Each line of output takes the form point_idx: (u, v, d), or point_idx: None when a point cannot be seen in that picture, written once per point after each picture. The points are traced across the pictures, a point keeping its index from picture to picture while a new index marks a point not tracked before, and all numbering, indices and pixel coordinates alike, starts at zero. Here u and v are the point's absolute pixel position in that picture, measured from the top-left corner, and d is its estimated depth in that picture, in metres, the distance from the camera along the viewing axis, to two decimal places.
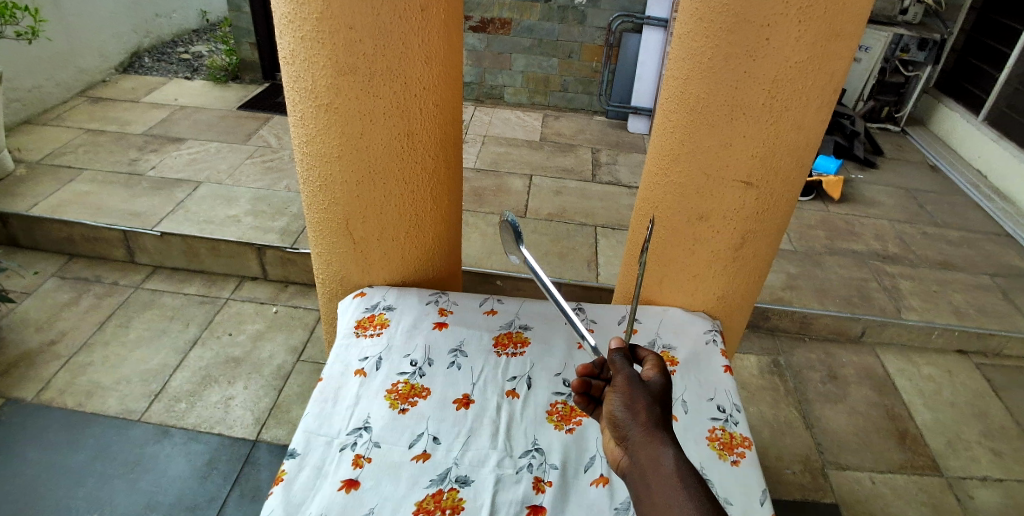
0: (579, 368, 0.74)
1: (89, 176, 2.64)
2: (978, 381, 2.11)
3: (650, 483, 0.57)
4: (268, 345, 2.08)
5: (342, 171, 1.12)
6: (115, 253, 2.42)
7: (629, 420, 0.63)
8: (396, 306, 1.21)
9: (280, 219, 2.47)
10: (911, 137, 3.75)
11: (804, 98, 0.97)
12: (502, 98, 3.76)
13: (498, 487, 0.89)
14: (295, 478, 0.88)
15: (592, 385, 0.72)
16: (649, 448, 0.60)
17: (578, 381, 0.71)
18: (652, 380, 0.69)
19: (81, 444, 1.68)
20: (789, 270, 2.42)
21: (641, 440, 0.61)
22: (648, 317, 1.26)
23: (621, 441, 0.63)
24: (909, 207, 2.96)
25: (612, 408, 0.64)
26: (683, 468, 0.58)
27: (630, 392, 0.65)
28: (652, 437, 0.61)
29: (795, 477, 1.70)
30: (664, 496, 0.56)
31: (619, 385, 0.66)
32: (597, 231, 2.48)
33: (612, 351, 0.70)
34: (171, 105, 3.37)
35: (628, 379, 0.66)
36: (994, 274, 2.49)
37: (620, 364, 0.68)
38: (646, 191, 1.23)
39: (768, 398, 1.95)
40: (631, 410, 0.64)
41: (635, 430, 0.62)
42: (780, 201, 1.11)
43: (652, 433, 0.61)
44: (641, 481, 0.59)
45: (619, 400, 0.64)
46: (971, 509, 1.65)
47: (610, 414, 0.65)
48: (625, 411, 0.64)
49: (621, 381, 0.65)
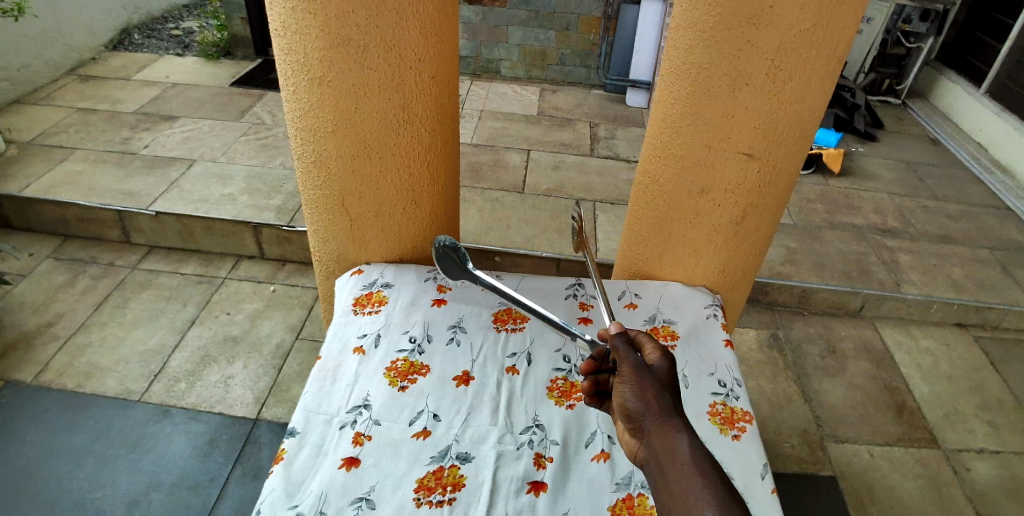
0: (583, 366, 0.76)
1: (81, 156, 2.60)
2: (975, 355, 2.12)
3: (664, 468, 0.60)
4: (267, 324, 2.08)
5: (338, 147, 1.09)
6: (110, 233, 2.39)
7: (641, 410, 0.66)
8: (394, 283, 1.20)
9: (276, 197, 2.44)
10: (912, 110, 3.70)
11: (808, 68, 0.95)
12: (499, 72, 3.70)
13: (499, 463, 0.89)
14: (295, 457, 0.88)
15: (600, 379, 0.75)
16: (664, 436, 0.62)
17: (587, 379, 0.75)
18: (658, 365, 0.71)
19: (82, 425, 1.68)
20: (789, 244, 2.41)
21: (655, 430, 0.63)
22: (648, 292, 1.25)
23: (637, 431, 0.65)
24: (910, 180, 2.94)
25: (623, 400, 0.67)
26: (699, 453, 0.59)
27: (639, 381, 0.67)
28: (665, 425, 0.63)
29: (794, 450, 1.71)
30: (677, 480, 0.58)
31: (626, 376, 0.69)
32: (597, 207, 2.46)
33: (616, 341, 0.73)
34: (162, 83, 3.31)
35: (634, 369, 0.69)
36: (993, 248, 2.49)
37: (625, 354, 0.71)
38: (645, 164, 1.20)
39: (767, 372, 1.96)
40: (643, 400, 0.66)
41: (648, 420, 0.65)
42: (781, 173, 1.10)
43: (663, 420, 0.64)
44: (657, 468, 0.61)
45: (629, 391, 0.67)
46: (966, 480, 1.67)
47: (623, 406, 0.67)
48: (636, 402, 0.66)
49: (628, 371, 0.68)
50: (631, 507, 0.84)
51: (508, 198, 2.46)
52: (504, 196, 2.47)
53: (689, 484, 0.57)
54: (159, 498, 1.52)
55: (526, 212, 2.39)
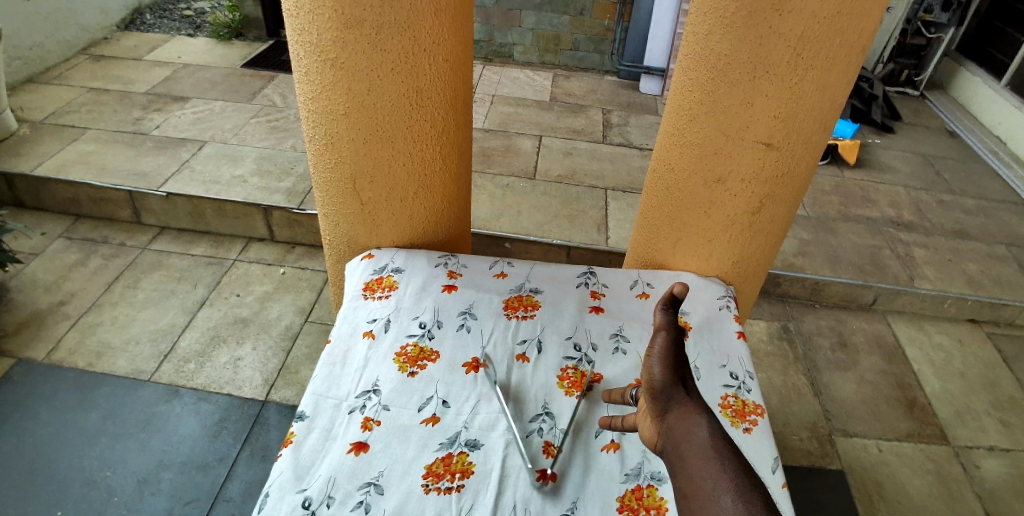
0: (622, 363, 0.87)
1: (93, 136, 2.60)
2: (989, 352, 2.08)
3: (683, 450, 0.62)
4: (276, 307, 2.08)
5: (350, 130, 1.08)
6: (122, 213, 2.40)
7: (668, 388, 0.69)
8: (405, 268, 1.19)
9: (287, 180, 2.44)
10: (930, 101, 3.62)
11: (832, 56, 0.92)
12: (511, 57, 3.65)
13: (508, 451, 0.88)
14: (304, 441, 0.88)
15: None
16: (685, 418, 0.65)
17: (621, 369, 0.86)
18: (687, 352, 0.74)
19: (93, 404, 1.70)
20: (802, 236, 2.38)
21: (678, 412, 0.66)
22: (661, 282, 1.23)
23: (661, 412, 0.69)
24: (927, 173, 2.89)
25: (652, 375, 0.70)
26: (715, 436, 0.62)
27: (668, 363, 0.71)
28: (687, 408, 0.66)
29: (802, 443, 1.70)
30: (693, 458, 0.60)
31: (657, 352, 0.72)
32: (608, 194, 2.44)
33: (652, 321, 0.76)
34: (174, 63, 3.29)
35: (666, 345, 0.72)
36: (1010, 244, 2.44)
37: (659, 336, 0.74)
38: (660, 152, 1.18)
39: (777, 364, 1.94)
40: (671, 381, 0.69)
41: (672, 401, 0.68)
42: (799, 163, 1.07)
43: (688, 404, 0.67)
44: (675, 446, 0.64)
45: (658, 367, 0.70)
46: (976, 478, 1.65)
47: (650, 382, 0.71)
48: (664, 380, 0.69)
49: (659, 351, 0.71)
50: (641, 498, 0.83)
51: (518, 185, 2.44)
52: (515, 182, 2.45)
53: (704, 463, 0.59)
54: (168, 477, 1.54)
55: (537, 199, 2.37)
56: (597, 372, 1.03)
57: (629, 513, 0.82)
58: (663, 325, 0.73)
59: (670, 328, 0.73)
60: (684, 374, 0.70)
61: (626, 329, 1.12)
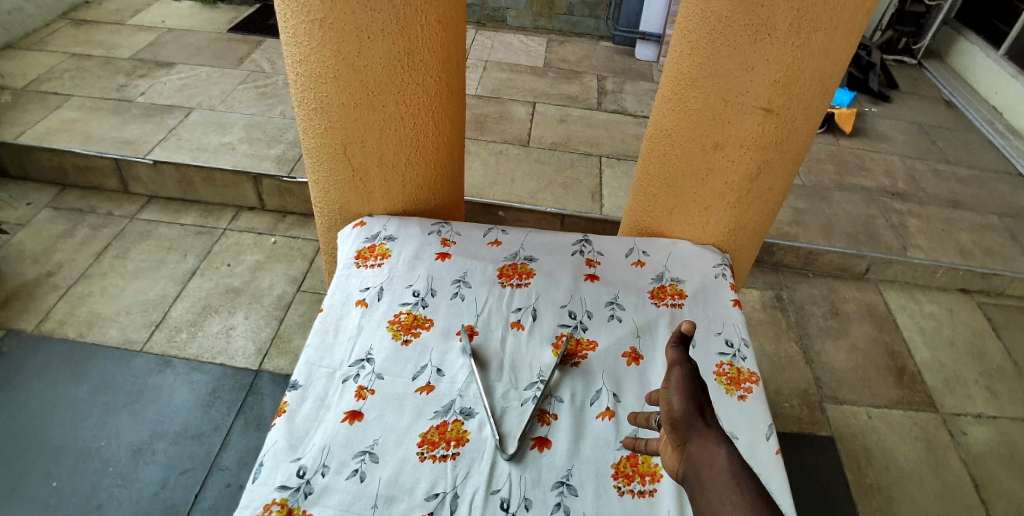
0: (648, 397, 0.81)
1: (77, 103, 2.53)
2: (978, 321, 2.11)
3: (705, 480, 0.58)
4: (267, 276, 2.06)
5: (340, 94, 1.05)
6: (109, 182, 2.35)
7: (688, 417, 0.65)
8: (397, 236, 1.17)
9: (276, 147, 2.39)
10: (927, 71, 3.57)
11: (839, 19, 0.89)
12: (504, 22, 3.55)
13: (503, 419, 0.88)
14: (298, 410, 0.87)
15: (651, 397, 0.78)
16: (704, 447, 0.61)
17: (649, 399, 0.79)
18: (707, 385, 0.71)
19: (86, 374, 1.69)
20: (797, 205, 2.37)
21: (696, 441, 0.63)
22: (656, 250, 1.22)
23: (680, 442, 0.65)
24: (923, 143, 2.87)
25: (670, 405, 0.67)
26: (738, 466, 0.58)
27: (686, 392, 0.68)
28: (706, 436, 0.63)
29: (793, 410, 1.73)
30: (715, 492, 0.56)
31: (674, 383, 0.69)
32: (602, 162, 2.41)
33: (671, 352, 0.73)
34: (158, 28, 3.18)
35: (682, 377, 0.69)
36: (1003, 214, 2.44)
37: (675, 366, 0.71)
38: (657, 119, 1.15)
39: (769, 333, 1.96)
40: (689, 411, 0.66)
41: (690, 431, 0.64)
42: (799, 130, 1.05)
43: (708, 433, 0.63)
44: (695, 479, 0.60)
45: (676, 398, 0.67)
46: (962, 444, 1.69)
47: (669, 413, 0.67)
48: (682, 410, 0.66)
49: (676, 381, 0.68)
50: (636, 465, 0.83)
51: (512, 152, 2.40)
52: (508, 149, 2.41)
53: (727, 496, 0.55)
54: (163, 446, 1.54)
55: (530, 166, 2.34)
56: (592, 339, 1.02)
57: (623, 479, 0.81)
58: (677, 360, 0.71)
59: (684, 363, 0.71)
60: (703, 404, 0.67)
61: (621, 297, 1.11)
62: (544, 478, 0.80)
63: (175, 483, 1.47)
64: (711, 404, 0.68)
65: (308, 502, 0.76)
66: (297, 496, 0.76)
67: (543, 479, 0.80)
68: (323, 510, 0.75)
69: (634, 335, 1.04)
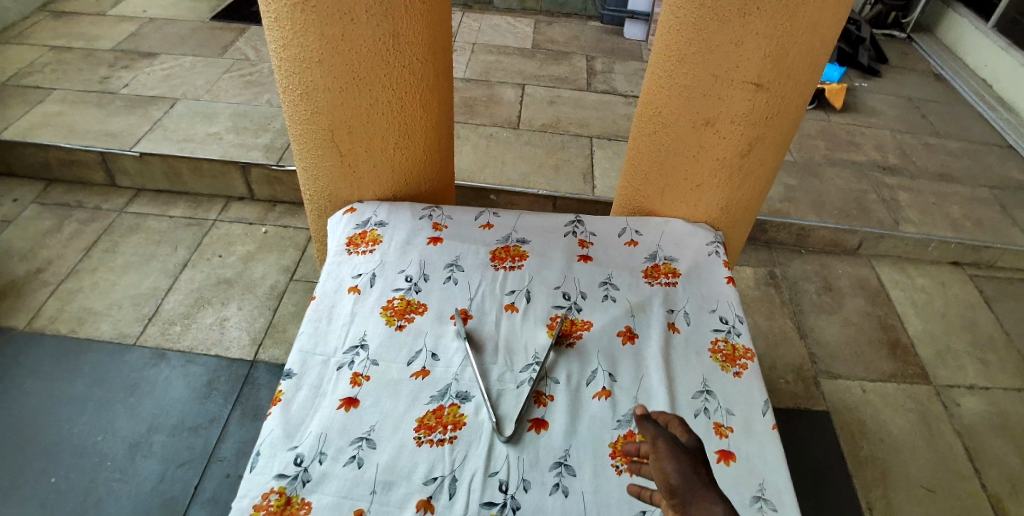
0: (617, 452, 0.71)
1: (59, 96, 2.48)
2: (969, 293, 2.12)
3: None
4: (260, 266, 2.04)
5: (325, 79, 1.03)
6: (96, 176, 2.32)
7: (686, 489, 0.60)
8: (388, 222, 1.16)
9: (264, 135, 2.36)
10: (916, 44, 3.56)
11: None
12: (491, 3, 3.50)
13: (499, 401, 0.88)
14: (293, 399, 0.86)
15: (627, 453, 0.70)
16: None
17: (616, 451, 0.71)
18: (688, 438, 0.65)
19: (80, 370, 1.68)
20: (789, 182, 2.37)
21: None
22: (649, 229, 1.21)
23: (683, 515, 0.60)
24: (914, 117, 2.86)
25: (665, 478, 0.61)
26: None
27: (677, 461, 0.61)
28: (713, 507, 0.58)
29: (788, 386, 1.74)
30: None
31: (663, 454, 0.62)
32: (593, 142, 2.39)
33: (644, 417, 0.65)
34: (140, 18, 3.11)
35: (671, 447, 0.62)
36: (993, 186, 2.45)
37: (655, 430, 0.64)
38: (647, 97, 1.14)
39: (763, 309, 1.97)
40: (686, 483, 0.60)
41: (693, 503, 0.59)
42: (790, 105, 1.04)
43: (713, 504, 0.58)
44: None
45: (672, 470, 0.61)
46: (955, 414, 1.71)
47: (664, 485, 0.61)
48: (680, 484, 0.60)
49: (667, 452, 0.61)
50: (633, 443, 0.83)
51: (502, 134, 2.38)
52: (498, 132, 2.39)
53: None
54: (161, 440, 1.54)
55: (521, 148, 2.32)
56: (587, 320, 1.02)
57: (621, 458, 0.81)
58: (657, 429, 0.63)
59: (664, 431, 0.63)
60: (696, 467, 0.62)
61: (615, 277, 1.11)
62: (542, 459, 0.81)
63: (174, 475, 1.47)
64: (701, 463, 0.63)
65: (307, 490, 0.76)
66: (295, 484, 0.76)
67: (542, 460, 0.80)
68: (321, 498, 0.75)
69: (629, 314, 1.03)
